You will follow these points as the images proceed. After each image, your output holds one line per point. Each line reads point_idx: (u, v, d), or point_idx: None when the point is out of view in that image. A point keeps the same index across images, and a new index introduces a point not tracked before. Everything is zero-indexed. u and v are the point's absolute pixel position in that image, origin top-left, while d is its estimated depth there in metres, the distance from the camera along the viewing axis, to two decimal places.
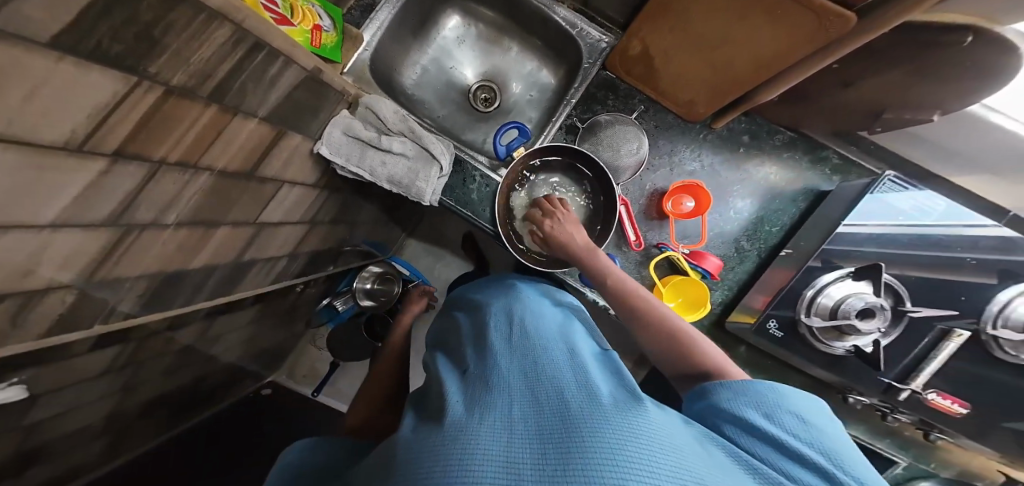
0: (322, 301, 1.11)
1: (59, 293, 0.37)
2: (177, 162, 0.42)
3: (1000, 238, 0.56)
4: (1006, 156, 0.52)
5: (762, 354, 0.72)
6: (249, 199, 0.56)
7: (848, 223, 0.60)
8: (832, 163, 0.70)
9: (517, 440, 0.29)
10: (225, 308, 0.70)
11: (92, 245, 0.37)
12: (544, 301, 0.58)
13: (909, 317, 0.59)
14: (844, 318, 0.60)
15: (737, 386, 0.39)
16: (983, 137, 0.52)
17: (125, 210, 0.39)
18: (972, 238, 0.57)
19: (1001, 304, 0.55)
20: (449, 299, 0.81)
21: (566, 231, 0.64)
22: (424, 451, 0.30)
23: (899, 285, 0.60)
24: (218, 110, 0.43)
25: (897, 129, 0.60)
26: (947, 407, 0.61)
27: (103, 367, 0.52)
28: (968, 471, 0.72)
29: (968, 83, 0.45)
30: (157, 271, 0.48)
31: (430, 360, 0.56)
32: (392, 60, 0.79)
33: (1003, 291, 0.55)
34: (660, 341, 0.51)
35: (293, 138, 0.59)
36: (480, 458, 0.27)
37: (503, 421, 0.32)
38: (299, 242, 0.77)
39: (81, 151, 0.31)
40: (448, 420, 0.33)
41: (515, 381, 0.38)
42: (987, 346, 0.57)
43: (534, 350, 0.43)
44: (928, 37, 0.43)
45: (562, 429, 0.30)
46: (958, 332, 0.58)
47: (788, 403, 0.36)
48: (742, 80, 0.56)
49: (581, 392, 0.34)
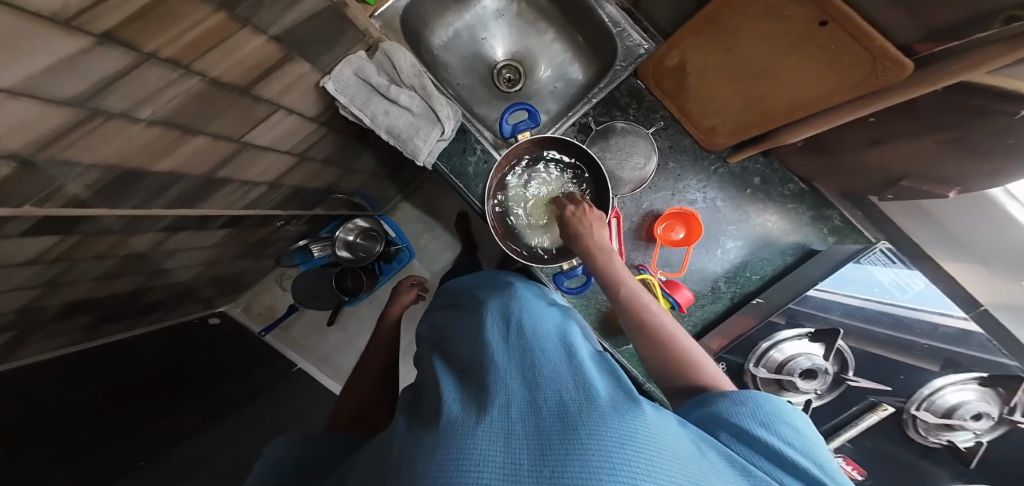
0: (297, 243, 1.10)
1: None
2: (168, 59, 0.40)
3: (960, 330, 0.49)
4: (1004, 253, 0.44)
5: None
6: (235, 115, 0.54)
7: (820, 288, 0.58)
8: (833, 224, 0.67)
9: (513, 441, 0.26)
10: (188, 222, 0.68)
11: (51, 124, 0.36)
12: (541, 304, 0.57)
13: (846, 385, 0.59)
14: (788, 374, 0.62)
15: (736, 396, 0.34)
16: (992, 231, 0.45)
17: (96, 95, 0.37)
18: (932, 324, 0.51)
19: (932, 389, 0.53)
20: (445, 291, 0.79)
21: (584, 222, 0.58)
22: (414, 454, 0.26)
23: (848, 353, 0.58)
24: (227, 18, 0.41)
25: (908, 201, 0.54)
26: (846, 471, 0.62)
27: (36, 250, 0.50)
28: None
29: (988, 172, 0.40)
30: (114, 165, 0.46)
31: (427, 359, 0.52)
32: (427, 15, 0.76)
33: (938, 377, 0.52)
34: (651, 349, 0.46)
35: (301, 65, 0.57)
36: (476, 462, 0.24)
37: (500, 422, 0.28)
38: (283, 173, 0.75)
39: (66, 25, 0.29)
40: (443, 420, 0.30)
41: (512, 381, 0.35)
42: (902, 422, 0.56)
43: (536, 349, 0.41)
44: (981, 104, 0.37)
45: (560, 428, 0.27)
46: (883, 406, 0.57)
47: (788, 417, 0.31)
48: (771, 117, 0.54)
49: (578, 392, 0.32)
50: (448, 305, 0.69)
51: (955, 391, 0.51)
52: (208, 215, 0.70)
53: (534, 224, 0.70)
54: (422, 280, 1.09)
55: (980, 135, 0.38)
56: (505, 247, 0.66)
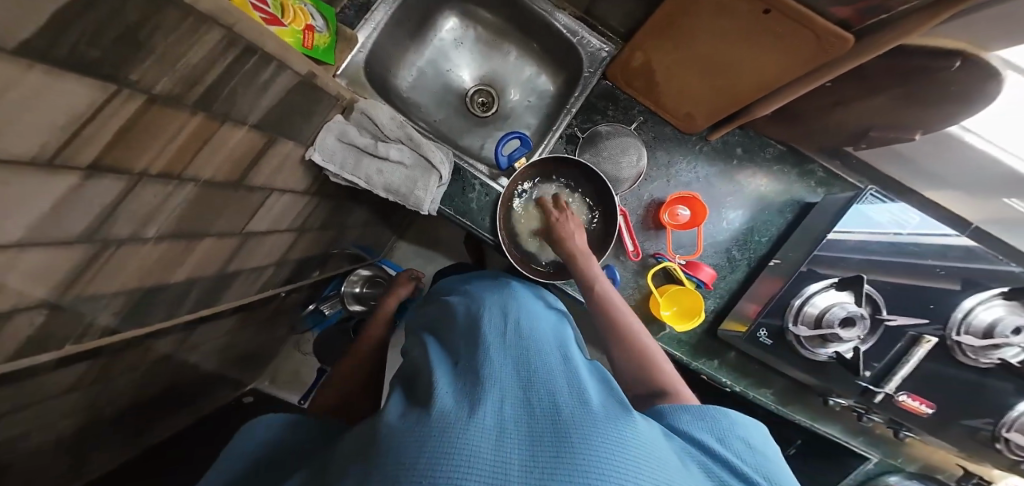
0: (307, 308, 1.08)
1: (26, 316, 0.36)
2: (159, 174, 0.41)
3: (965, 249, 0.57)
4: (978, 179, 0.54)
5: (749, 360, 0.72)
6: (232, 210, 0.55)
7: (838, 232, 0.61)
8: (818, 176, 0.71)
9: (507, 438, 0.31)
10: (205, 320, 0.67)
11: (67, 264, 0.37)
12: (537, 303, 0.61)
13: (885, 326, 0.62)
14: (828, 326, 0.61)
15: (698, 411, 0.40)
16: (963, 160, 0.52)
17: (100, 226, 0.38)
18: (940, 249, 0.58)
19: (965, 312, 0.58)
20: (433, 291, 0.86)
21: (567, 228, 0.65)
22: (408, 441, 0.30)
23: (877, 295, 0.61)
24: (205, 118, 0.42)
25: (882, 146, 0.61)
26: (915, 407, 0.63)
27: (74, 382, 0.48)
28: (931, 465, 0.78)
29: (949, 109, 0.46)
30: (134, 287, 0.47)
31: (419, 342, 0.57)
32: (388, 61, 0.77)
33: (967, 299, 0.57)
34: (626, 352, 0.52)
35: (284, 145, 0.57)
36: (468, 460, 0.28)
37: (494, 421, 0.32)
38: (287, 249, 0.74)
39: (51, 165, 0.30)
40: (435, 408, 0.34)
41: (507, 382, 0.39)
42: (949, 349, 0.60)
43: (531, 350, 0.45)
44: (919, 62, 0.43)
45: (553, 434, 0.31)
46: (926, 338, 0.60)
47: (741, 432, 0.38)
48: (727, 104, 0.61)
49: (571, 398, 0.36)
50: (427, 311, 0.73)
51: (985, 308, 0.57)
52: (225, 309, 0.69)
53: (523, 231, 0.72)
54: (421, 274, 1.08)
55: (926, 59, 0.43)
56: (513, 263, 0.68)
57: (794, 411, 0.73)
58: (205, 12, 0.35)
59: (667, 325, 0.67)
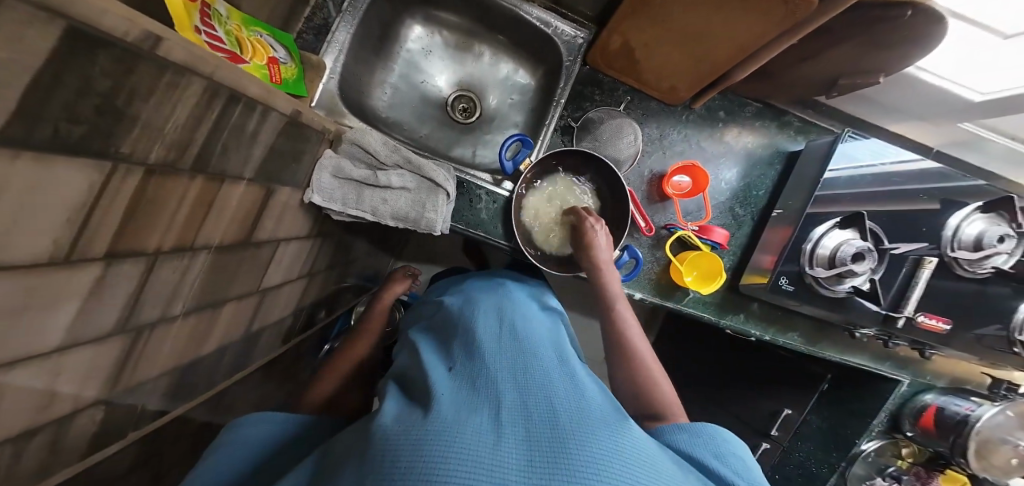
0: (322, 349, 0.95)
1: (86, 414, 0.37)
2: (174, 249, 0.38)
3: (941, 174, 0.72)
4: (935, 109, 0.68)
5: (771, 307, 0.79)
6: (248, 268, 0.53)
7: (832, 171, 0.68)
8: (795, 125, 0.78)
9: (505, 442, 0.33)
10: (238, 384, 0.64)
11: (93, 360, 0.35)
12: (534, 308, 0.68)
13: (892, 255, 0.72)
14: (843, 264, 0.69)
15: (691, 428, 0.44)
16: (916, 91, 0.65)
17: (130, 314, 0.37)
18: (919, 173, 0.72)
19: (953, 229, 0.73)
20: (428, 293, 0.90)
21: (595, 235, 0.65)
22: (405, 443, 0.32)
23: (879, 228, 0.72)
24: (205, 180, 0.38)
25: (853, 94, 0.72)
26: (935, 325, 0.75)
27: (130, 461, 0.46)
28: (958, 378, 0.93)
29: (904, 50, 0.52)
30: (158, 367, 0.45)
31: (413, 345, 0.60)
32: (361, 82, 0.73)
33: (952, 218, 0.73)
34: (626, 364, 0.57)
35: (283, 192, 0.54)
36: (466, 463, 0.30)
37: (492, 426, 0.35)
38: (300, 297, 0.75)
39: (69, 262, 0.28)
40: (433, 411, 0.37)
41: (505, 387, 0.41)
42: (950, 265, 0.74)
43: (528, 356, 0.48)
44: (875, 14, 0.48)
45: (551, 437, 0.34)
46: (928, 260, 0.72)
47: (735, 449, 0.42)
48: (700, 77, 0.65)
49: (567, 403, 0.39)
50: (417, 319, 0.75)
51: (969, 225, 0.72)
52: (252, 367, 0.67)
53: (537, 219, 0.71)
54: (417, 270, 1.05)
55: (878, 7, 0.47)
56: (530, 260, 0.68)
57: (823, 347, 0.81)
58: (181, 62, 0.29)
59: (693, 289, 0.72)
